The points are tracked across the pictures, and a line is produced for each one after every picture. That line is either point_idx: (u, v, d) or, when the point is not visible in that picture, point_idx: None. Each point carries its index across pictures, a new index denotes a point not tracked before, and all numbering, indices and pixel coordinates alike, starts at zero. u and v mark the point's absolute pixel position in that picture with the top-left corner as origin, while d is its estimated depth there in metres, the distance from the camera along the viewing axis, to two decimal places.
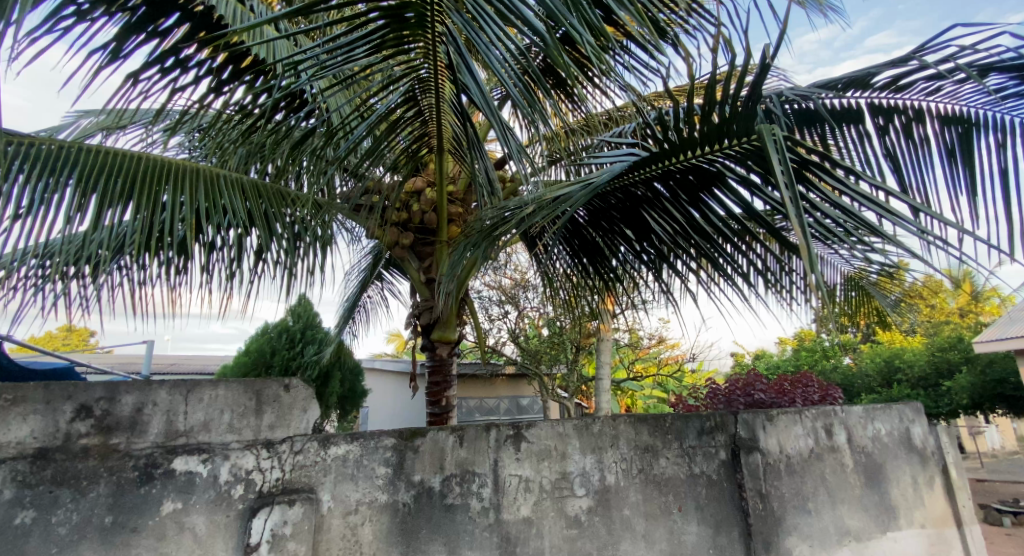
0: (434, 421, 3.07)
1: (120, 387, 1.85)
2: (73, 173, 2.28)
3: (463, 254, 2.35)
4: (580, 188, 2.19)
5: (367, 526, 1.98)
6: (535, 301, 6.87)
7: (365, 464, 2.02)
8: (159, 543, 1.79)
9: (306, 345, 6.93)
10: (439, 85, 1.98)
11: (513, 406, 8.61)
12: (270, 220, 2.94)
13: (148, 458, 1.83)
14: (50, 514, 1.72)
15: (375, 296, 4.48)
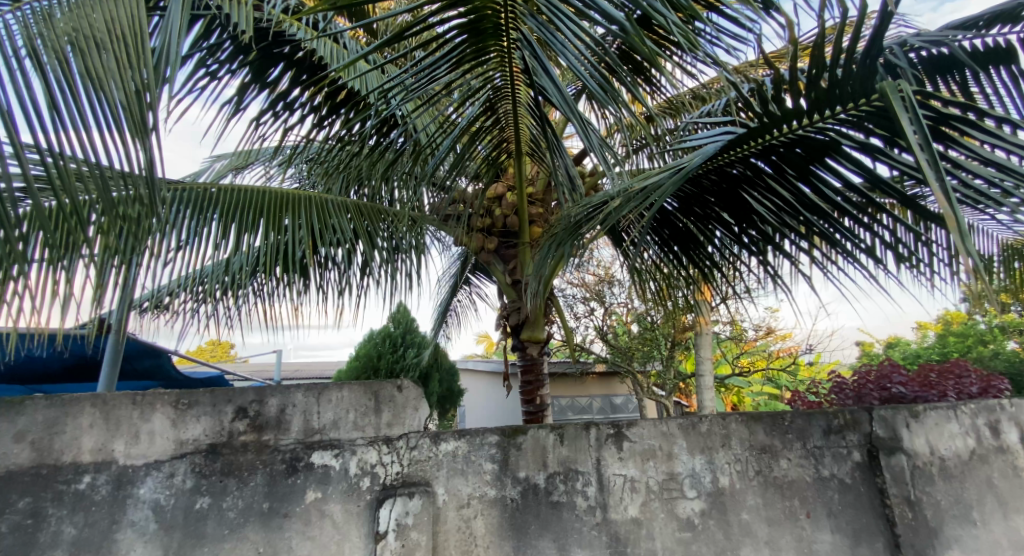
0: (532, 419, 3.08)
1: (267, 390, 2.03)
2: (216, 209, 2.67)
3: (549, 253, 2.38)
4: (671, 175, 2.18)
5: (480, 519, 2.05)
6: (622, 296, 6.84)
7: (472, 460, 2.09)
8: (305, 527, 1.95)
9: (407, 348, 7.36)
10: (515, 90, 2.10)
11: (606, 405, 8.62)
12: (371, 235, 3.20)
13: (293, 452, 1.99)
14: (222, 499, 1.90)
15: (464, 300, 4.68)
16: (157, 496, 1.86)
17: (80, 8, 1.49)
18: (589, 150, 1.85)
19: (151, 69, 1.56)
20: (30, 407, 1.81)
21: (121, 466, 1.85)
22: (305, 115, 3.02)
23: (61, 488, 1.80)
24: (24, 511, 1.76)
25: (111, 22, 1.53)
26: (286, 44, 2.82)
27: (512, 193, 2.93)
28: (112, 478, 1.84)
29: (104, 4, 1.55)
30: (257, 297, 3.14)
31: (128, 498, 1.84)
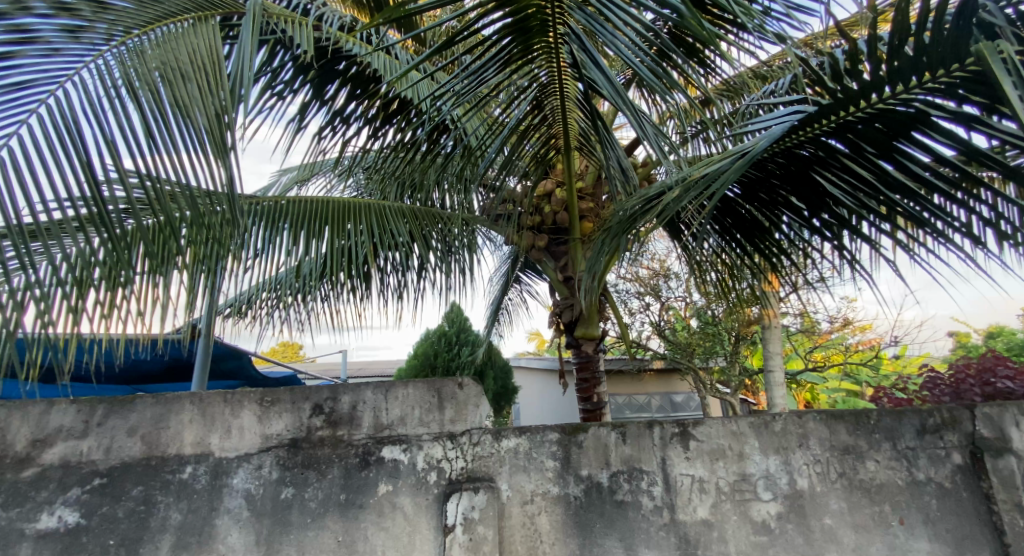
0: (590, 417, 3.04)
1: (339, 387, 2.15)
2: (287, 220, 2.85)
3: (601, 250, 2.38)
4: (733, 161, 2.10)
5: (545, 516, 2.07)
6: (679, 290, 6.69)
7: (534, 457, 2.13)
8: (379, 518, 2.03)
9: (462, 347, 7.48)
10: (563, 86, 2.14)
11: (666, 403, 8.43)
12: (426, 237, 3.30)
13: (365, 447, 2.10)
14: (304, 490, 2.03)
15: (514, 298, 4.67)
16: (248, 486, 2.01)
17: (167, 46, 1.66)
18: (644, 139, 1.85)
19: (229, 93, 1.70)
20: (139, 405, 2.02)
21: (217, 457, 2.02)
22: (361, 126, 3.18)
23: (167, 478, 1.98)
24: (136, 499, 1.95)
25: (193, 56, 1.69)
26: (343, 60, 3.03)
27: (562, 189, 2.96)
28: (209, 469, 2.01)
29: (186, 41, 1.72)
30: (322, 302, 3.37)
31: (224, 487, 2.00)
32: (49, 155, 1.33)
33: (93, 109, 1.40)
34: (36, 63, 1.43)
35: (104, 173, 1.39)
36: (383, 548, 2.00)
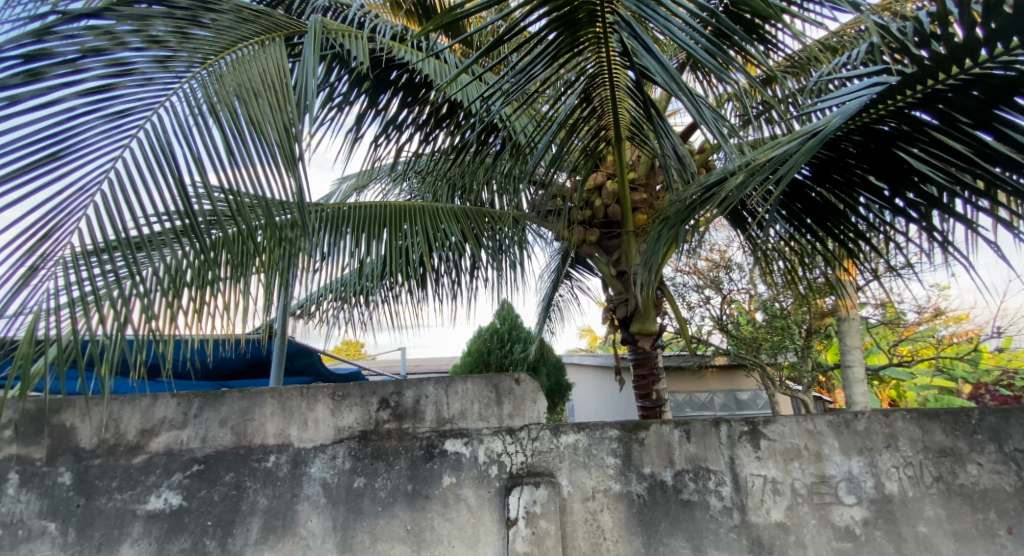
0: (649, 414, 2.93)
1: (404, 382, 2.26)
2: (350, 224, 3.03)
3: (658, 240, 2.24)
4: (802, 143, 1.87)
5: (607, 513, 2.07)
6: (742, 281, 6.27)
7: (594, 454, 2.13)
8: (444, 509, 2.11)
9: (515, 344, 7.45)
10: (612, 76, 2.15)
11: (730, 401, 8.15)
12: (477, 236, 3.36)
13: (428, 439, 2.18)
14: (374, 480, 2.14)
15: (565, 294, 4.52)
16: (324, 475, 2.14)
17: (241, 67, 1.81)
18: (701, 124, 1.83)
19: (296, 110, 1.81)
20: (228, 399, 2.19)
21: (296, 447, 2.16)
22: (413, 132, 3.30)
23: (254, 466, 2.14)
24: (228, 485, 2.12)
25: (264, 74, 1.83)
26: (395, 69, 3.15)
27: (613, 181, 2.89)
28: (290, 458, 2.15)
29: (258, 61, 1.86)
30: (382, 303, 3.51)
31: (303, 475, 2.14)
32: (143, 171, 1.49)
33: (181, 128, 1.56)
34: (133, 93, 1.60)
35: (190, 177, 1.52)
36: (450, 538, 2.08)
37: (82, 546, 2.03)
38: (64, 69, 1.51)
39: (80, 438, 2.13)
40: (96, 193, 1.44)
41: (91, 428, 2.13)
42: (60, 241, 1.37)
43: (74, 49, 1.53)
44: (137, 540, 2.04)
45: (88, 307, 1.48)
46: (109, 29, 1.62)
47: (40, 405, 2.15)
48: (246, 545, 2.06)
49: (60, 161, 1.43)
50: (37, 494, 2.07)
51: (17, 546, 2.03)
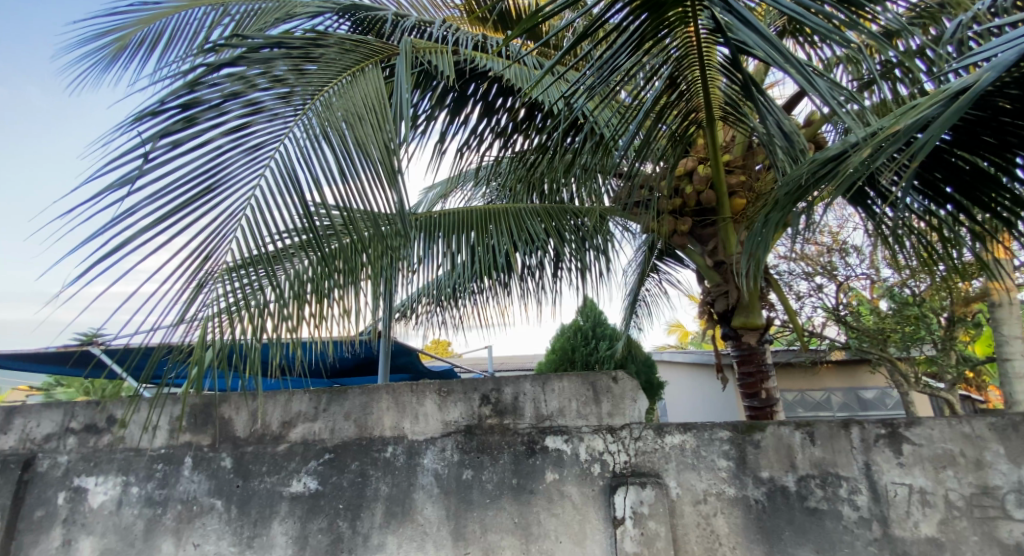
0: (756, 416, 2.70)
1: (502, 378, 2.33)
2: (441, 230, 3.17)
3: (763, 226, 2.09)
4: (946, 107, 1.50)
5: (721, 517, 2.02)
6: (860, 267, 5.56)
7: (703, 455, 2.08)
8: (550, 504, 2.16)
9: (599, 341, 6.91)
10: (702, 53, 2.09)
11: (852, 399, 7.39)
12: (560, 232, 3.36)
13: (529, 435, 2.24)
14: (481, 473, 2.22)
15: (653, 289, 4.30)
16: (436, 466, 2.26)
17: (346, 96, 2.04)
18: (816, 96, 1.67)
19: (392, 129, 1.98)
20: (350, 395, 2.38)
21: (410, 440, 2.30)
22: (495, 137, 3.41)
23: (375, 455, 2.30)
24: (354, 472, 2.29)
25: (365, 99, 2.05)
26: (473, 81, 3.28)
27: (705, 165, 2.75)
28: (405, 449, 2.29)
29: (359, 88, 2.12)
30: (470, 302, 3.63)
31: (417, 466, 2.27)
32: (274, 193, 1.68)
33: (302, 155, 1.76)
34: (264, 126, 1.81)
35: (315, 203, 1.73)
36: (558, 533, 2.12)
37: (241, 522, 2.28)
38: (211, 112, 1.77)
39: (236, 427, 2.39)
40: (240, 217, 1.63)
41: (245, 419, 2.40)
42: (217, 261, 1.57)
43: (217, 95, 1.81)
44: (284, 519, 2.26)
45: (235, 314, 1.66)
46: (242, 75, 1.92)
47: (203, 398, 2.45)
48: (372, 529, 2.22)
49: (213, 192, 1.64)
50: (205, 476, 2.34)
51: (191, 520, 2.30)
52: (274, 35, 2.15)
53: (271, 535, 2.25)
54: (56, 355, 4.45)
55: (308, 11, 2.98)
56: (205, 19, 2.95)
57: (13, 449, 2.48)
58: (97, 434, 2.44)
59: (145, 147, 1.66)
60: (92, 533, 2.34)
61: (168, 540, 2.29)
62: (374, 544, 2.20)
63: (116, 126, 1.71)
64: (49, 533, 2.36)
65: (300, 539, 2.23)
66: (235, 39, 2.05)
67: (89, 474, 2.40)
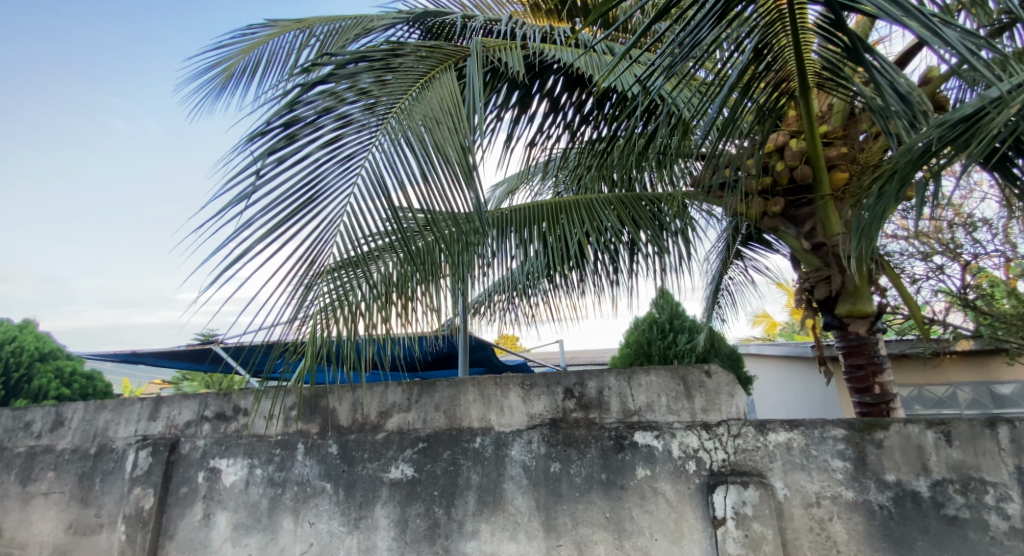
0: (869, 413, 2.46)
1: (585, 373, 2.26)
2: (512, 227, 3.14)
3: (876, 202, 1.89)
4: None
5: (838, 522, 1.85)
6: (989, 243, 4.95)
7: (814, 455, 1.92)
8: (643, 501, 2.07)
9: (677, 335, 6.18)
10: (796, 17, 1.91)
11: (983, 394, 6.45)
12: (634, 217, 3.19)
13: (617, 431, 2.15)
14: (569, 466, 2.17)
15: (738, 277, 4.04)
16: (524, 458, 2.22)
17: (425, 103, 2.18)
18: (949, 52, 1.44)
19: (469, 131, 2.09)
20: (439, 387, 2.41)
21: (497, 431, 2.28)
22: (563, 132, 3.35)
23: (465, 446, 2.30)
24: (447, 461, 2.30)
25: (442, 104, 2.18)
26: (539, 76, 3.22)
27: (797, 139, 2.53)
28: (493, 440, 2.28)
29: (435, 93, 2.25)
30: (543, 297, 3.58)
31: (506, 457, 2.25)
32: (367, 198, 1.89)
33: (389, 161, 1.95)
34: (353, 137, 2.03)
35: (400, 205, 1.90)
36: (652, 531, 2.03)
37: (349, 504, 2.36)
38: (308, 128, 2.03)
39: (339, 416, 2.49)
40: (338, 222, 1.85)
41: (347, 409, 2.49)
42: (321, 264, 1.78)
43: (312, 112, 2.05)
44: (386, 503, 2.32)
45: (331, 314, 1.84)
46: (333, 91, 2.16)
47: (312, 390, 2.57)
48: (466, 517, 2.22)
49: (314, 202, 1.86)
50: (316, 460, 2.45)
51: (306, 500, 2.41)
52: (358, 50, 2.35)
53: (375, 518, 2.31)
54: (185, 353, 4.86)
55: (384, 24, 3.06)
56: (294, 43, 3.05)
57: (159, 434, 2.71)
58: (226, 422, 2.62)
59: (257, 165, 1.87)
60: (226, 509, 2.50)
61: (288, 518, 2.41)
62: (469, 531, 2.21)
63: (233, 148, 1.93)
64: (193, 508, 2.55)
65: (401, 524, 2.28)
66: (325, 61, 2.28)
67: (222, 457, 2.57)
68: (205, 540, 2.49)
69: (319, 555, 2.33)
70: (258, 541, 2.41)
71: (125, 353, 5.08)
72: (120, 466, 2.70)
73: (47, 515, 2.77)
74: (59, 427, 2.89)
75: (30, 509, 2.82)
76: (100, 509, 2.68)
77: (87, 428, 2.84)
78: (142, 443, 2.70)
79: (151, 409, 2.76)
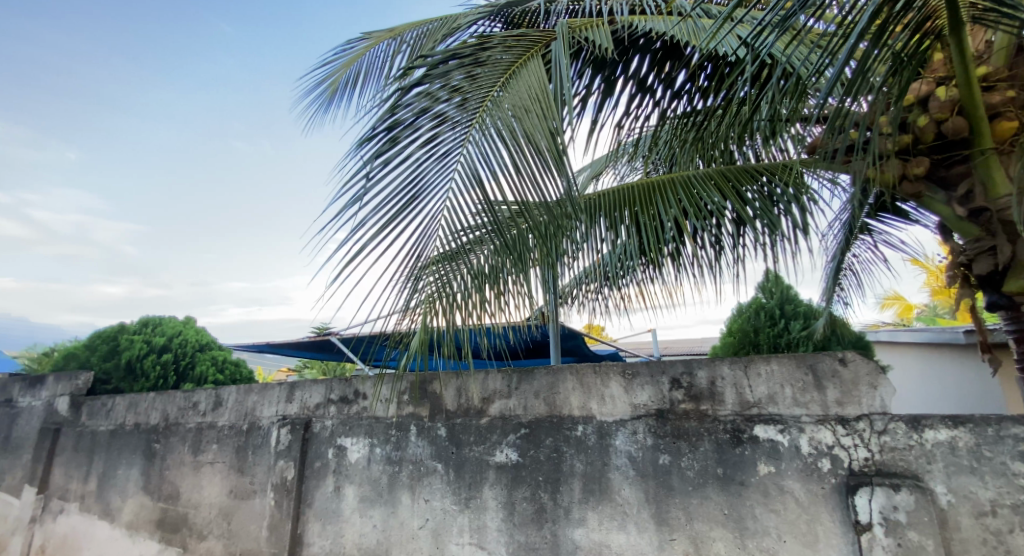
0: None
1: (694, 361, 2.11)
2: (602, 214, 3.00)
3: None
4: None
5: (1019, 534, 1.58)
6: None
7: (988, 457, 1.65)
8: (768, 499, 1.88)
9: (791, 322, 5.41)
10: None
11: None
12: (738, 191, 2.90)
13: (733, 423, 1.98)
14: (680, 460, 2.03)
15: (864, 255, 3.61)
16: (629, 448, 2.11)
17: (516, 93, 2.12)
18: None
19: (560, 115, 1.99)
20: (538, 375, 2.36)
21: (599, 421, 2.19)
22: (654, 109, 3.14)
23: (567, 433, 2.23)
24: (550, 447, 2.24)
25: (531, 91, 2.10)
26: (628, 52, 3.02)
27: (945, 88, 2.19)
28: (596, 429, 2.19)
29: (525, 81, 2.17)
30: (635, 283, 3.40)
31: (610, 446, 2.14)
32: (464, 193, 1.88)
33: (482, 156, 1.92)
34: (449, 135, 2.02)
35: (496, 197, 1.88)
36: (779, 532, 1.85)
37: (459, 484, 2.37)
38: (408, 130, 2.05)
39: (445, 401, 2.51)
40: (438, 220, 1.86)
41: (452, 394, 2.50)
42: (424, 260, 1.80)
43: (411, 114, 2.08)
44: (493, 485, 2.30)
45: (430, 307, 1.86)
46: (428, 92, 2.17)
47: (421, 377, 2.62)
48: (572, 504, 2.15)
49: (416, 201, 1.89)
50: (427, 441, 2.49)
51: (420, 478, 2.46)
52: (449, 48, 2.33)
53: (484, 499, 2.30)
54: (309, 343, 5.17)
55: (469, 19, 3.02)
56: (388, 51, 3.11)
57: (296, 414, 2.89)
58: (348, 404, 2.74)
59: (365, 169, 1.94)
60: (353, 483, 2.62)
61: (405, 494, 2.47)
62: (576, 519, 2.14)
63: (344, 156, 2.02)
64: (325, 480, 2.70)
65: (508, 506, 2.26)
66: (420, 63, 2.29)
67: (347, 435, 2.69)
68: (337, 509, 2.62)
69: (434, 532, 2.37)
70: (381, 513, 2.50)
71: (261, 344, 5.52)
72: (267, 441, 2.92)
73: (212, 482, 3.06)
74: (219, 406, 3.18)
75: (199, 475, 3.12)
76: (254, 477, 2.91)
77: (239, 408, 3.09)
78: (282, 422, 2.90)
79: (288, 392, 2.96)
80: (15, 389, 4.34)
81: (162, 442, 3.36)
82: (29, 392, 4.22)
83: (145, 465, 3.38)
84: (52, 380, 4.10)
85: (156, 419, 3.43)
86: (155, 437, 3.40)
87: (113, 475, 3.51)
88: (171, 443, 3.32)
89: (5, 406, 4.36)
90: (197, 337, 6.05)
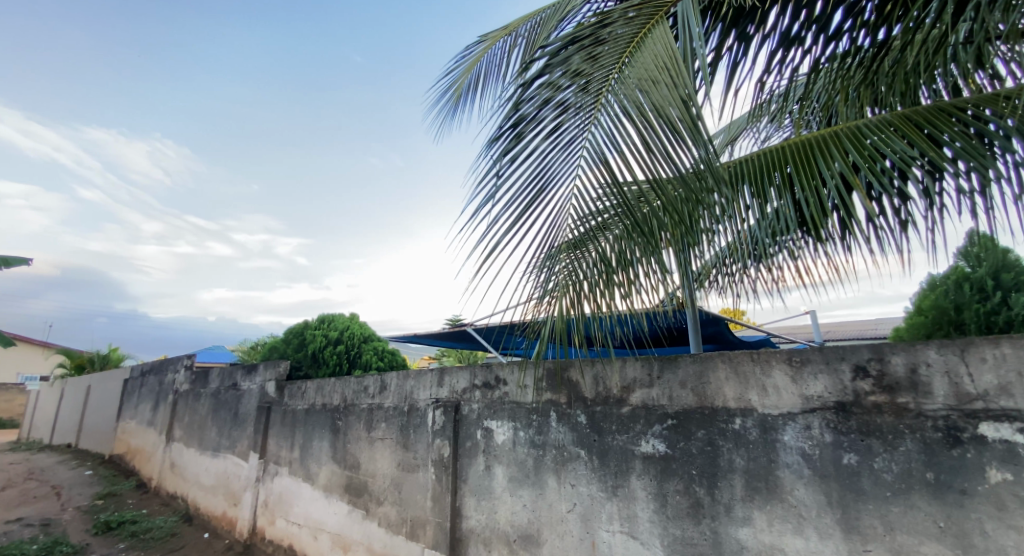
0: None
1: (885, 346, 1.76)
2: (749, 185, 2.67)
3: None
4: None
5: None
6: None
7: None
8: (1002, 513, 1.52)
9: None
10: None
11: None
12: (926, 134, 2.37)
13: (947, 420, 1.62)
14: (872, 459, 1.72)
15: None
16: (802, 444, 1.84)
17: (641, 65, 1.92)
18: None
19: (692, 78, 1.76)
20: (683, 362, 2.15)
21: (761, 413, 1.93)
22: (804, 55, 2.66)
23: (723, 426, 2.00)
24: (702, 440, 2.04)
25: (657, 59, 1.88)
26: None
27: None
28: (758, 422, 1.93)
29: (650, 50, 1.96)
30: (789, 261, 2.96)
31: (778, 441, 1.88)
32: (592, 175, 1.75)
33: (609, 137, 1.78)
34: (573, 121, 1.90)
35: (624, 177, 1.72)
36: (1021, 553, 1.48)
37: (605, 472, 2.26)
38: (533, 124, 1.97)
39: (583, 389, 2.41)
40: (566, 208, 1.76)
41: (590, 381, 2.40)
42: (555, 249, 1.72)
43: (534, 108, 1.99)
44: (641, 475, 2.16)
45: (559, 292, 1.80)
46: (549, 82, 2.06)
47: (560, 363, 2.54)
48: (733, 501, 1.93)
49: (544, 192, 1.81)
50: (569, 428, 2.41)
51: (565, 463, 2.39)
52: (567, 33, 2.20)
53: (632, 489, 2.17)
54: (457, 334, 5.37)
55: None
56: (505, 49, 3.10)
57: (446, 397, 2.98)
58: (492, 390, 2.76)
59: (494, 168, 1.90)
60: (501, 463, 2.63)
61: (551, 477, 2.42)
62: (739, 517, 1.91)
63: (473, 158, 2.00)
64: (476, 460, 2.75)
65: (660, 498, 2.10)
66: (539, 54, 2.18)
67: (492, 418, 2.72)
68: (489, 486, 2.66)
69: (582, 518, 2.29)
70: (529, 494, 2.48)
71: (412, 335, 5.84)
72: (424, 422, 3.06)
73: (384, 454, 3.28)
74: (384, 390, 3.40)
75: (373, 449, 3.37)
76: (416, 452, 3.07)
77: (400, 391, 3.28)
78: (436, 404, 3.01)
79: (438, 376, 3.06)
80: (238, 374, 5.06)
81: (344, 420, 3.68)
82: (247, 378, 4.90)
83: (332, 439, 3.74)
84: (262, 366, 4.71)
85: (338, 400, 3.77)
86: (337, 415, 3.75)
87: (309, 446, 3.93)
88: (350, 420, 3.63)
89: (232, 389, 5.11)
90: (362, 329, 6.65)
